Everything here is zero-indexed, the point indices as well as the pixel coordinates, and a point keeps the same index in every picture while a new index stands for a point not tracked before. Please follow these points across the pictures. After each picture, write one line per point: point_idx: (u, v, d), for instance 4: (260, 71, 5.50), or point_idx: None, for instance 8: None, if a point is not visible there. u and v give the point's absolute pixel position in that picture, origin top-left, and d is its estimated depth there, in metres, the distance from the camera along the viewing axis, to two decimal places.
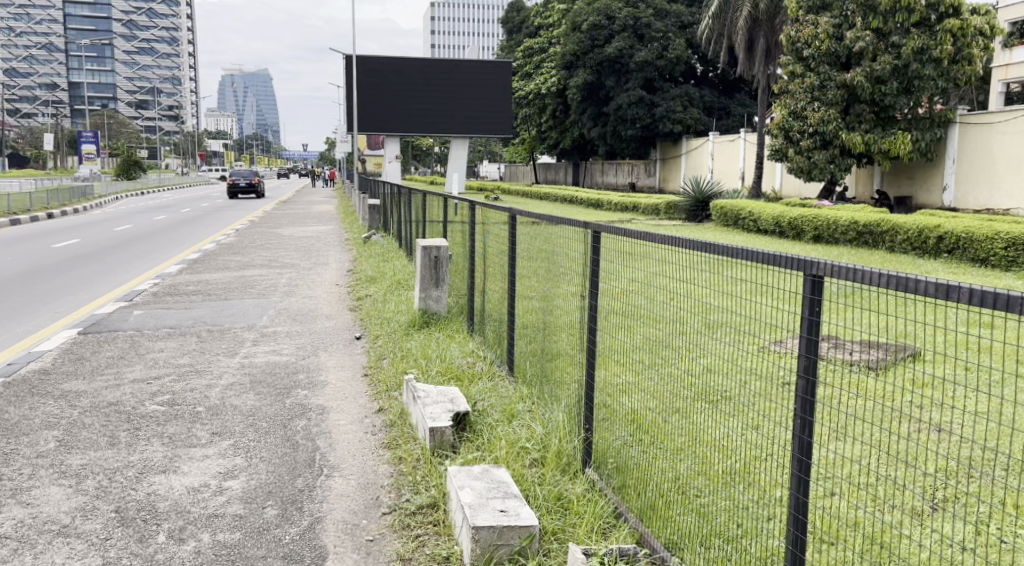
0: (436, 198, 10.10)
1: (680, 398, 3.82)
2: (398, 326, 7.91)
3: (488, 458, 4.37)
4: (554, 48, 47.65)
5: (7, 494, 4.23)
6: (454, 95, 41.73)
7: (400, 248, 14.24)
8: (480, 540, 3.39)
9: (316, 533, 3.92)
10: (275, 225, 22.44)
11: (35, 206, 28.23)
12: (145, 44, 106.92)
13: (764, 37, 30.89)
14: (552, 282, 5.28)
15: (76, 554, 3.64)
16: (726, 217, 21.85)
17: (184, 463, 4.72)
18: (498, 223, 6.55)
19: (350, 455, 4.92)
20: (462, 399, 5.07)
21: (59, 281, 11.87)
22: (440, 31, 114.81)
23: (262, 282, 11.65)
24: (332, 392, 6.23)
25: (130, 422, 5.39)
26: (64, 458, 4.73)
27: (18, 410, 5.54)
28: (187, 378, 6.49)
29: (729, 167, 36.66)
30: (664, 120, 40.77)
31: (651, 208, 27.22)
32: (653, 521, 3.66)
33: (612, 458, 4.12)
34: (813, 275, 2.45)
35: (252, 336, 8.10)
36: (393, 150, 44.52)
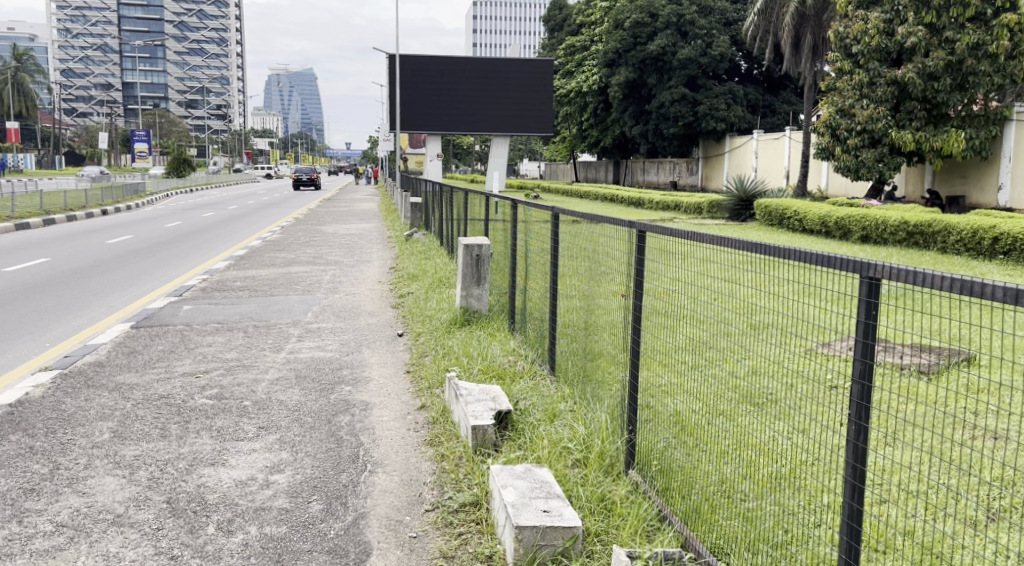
0: (478, 196, 10.12)
1: (723, 401, 3.80)
2: (440, 324, 7.93)
3: (529, 458, 4.37)
4: (596, 45, 47.45)
5: (64, 483, 4.34)
6: (495, 93, 41.79)
7: (442, 246, 14.31)
8: (522, 540, 3.40)
9: (361, 528, 3.95)
10: (318, 224, 22.61)
11: (90, 203, 28.94)
12: (196, 45, 109.19)
13: (811, 33, 30.39)
14: (594, 281, 5.26)
15: (129, 544, 3.73)
16: (771, 216, 21.59)
17: (232, 456, 4.80)
18: (540, 221, 6.53)
19: (393, 451, 4.96)
20: (504, 397, 5.08)
21: (112, 276, 12.14)
22: (482, 31, 115.40)
23: (307, 279, 11.81)
24: (375, 388, 6.29)
25: (180, 415, 5.49)
26: (119, 449, 4.85)
27: (75, 402, 5.68)
28: (235, 372, 6.62)
29: (773, 166, 36.15)
30: (707, 118, 40.40)
31: (693, 207, 27.03)
32: (699, 524, 3.62)
33: (655, 460, 4.07)
34: (869, 278, 2.40)
35: (297, 332, 8.19)
36: (435, 148, 44.82)
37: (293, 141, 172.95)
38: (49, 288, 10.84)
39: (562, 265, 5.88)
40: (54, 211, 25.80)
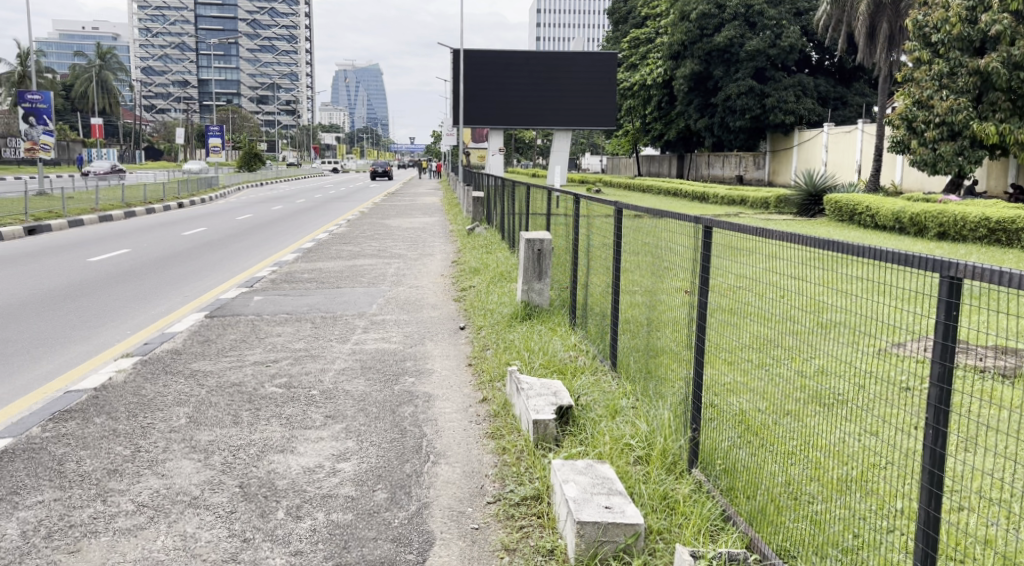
0: (540, 191, 10.15)
1: (789, 401, 3.77)
2: (502, 318, 8.01)
3: (591, 454, 4.36)
4: (661, 38, 46.93)
5: (144, 465, 4.52)
6: (560, 87, 41.64)
7: (504, 240, 14.38)
8: (583, 535, 3.42)
9: (424, 518, 4.02)
10: (383, 217, 23.01)
11: (168, 196, 29.85)
12: (267, 42, 111.78)
13: (887, 22, 29.55)
14: (657, 276, 5.29)
15: (205, 525, 3.86)
16: (841, 211, 21.13)
17: (301, 443, 4.93)
18: (603, 215, 6.54)
19: (455, 443, 5.03)
20: (566, 393, 5.09)
21: (189, 267, 12.47)
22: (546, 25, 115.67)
23: (372, 271, 11.99)
24: (437, 380, 6.36)
25: (252, 402, 5.66)
26: (194, 434, 5.02)
27: (154, 387, 5.90)
28: (303, 362, 6.78)
29: (845, 161, 35.24)
30: (775, 110, 39.68)
31: (760, 203, 26.65)
32: (763, 525, 3.58)
33: (719, 459, 4.03)
34: (950, 277, 2.35)
35: (362, 324, 8.34)
36: (496, 143, 45.16)
37: (359, 136, 176.01)
38: (131, 278, 11.22)
39: (624, 260, 5.88)
40: (134, 203, 26.68)
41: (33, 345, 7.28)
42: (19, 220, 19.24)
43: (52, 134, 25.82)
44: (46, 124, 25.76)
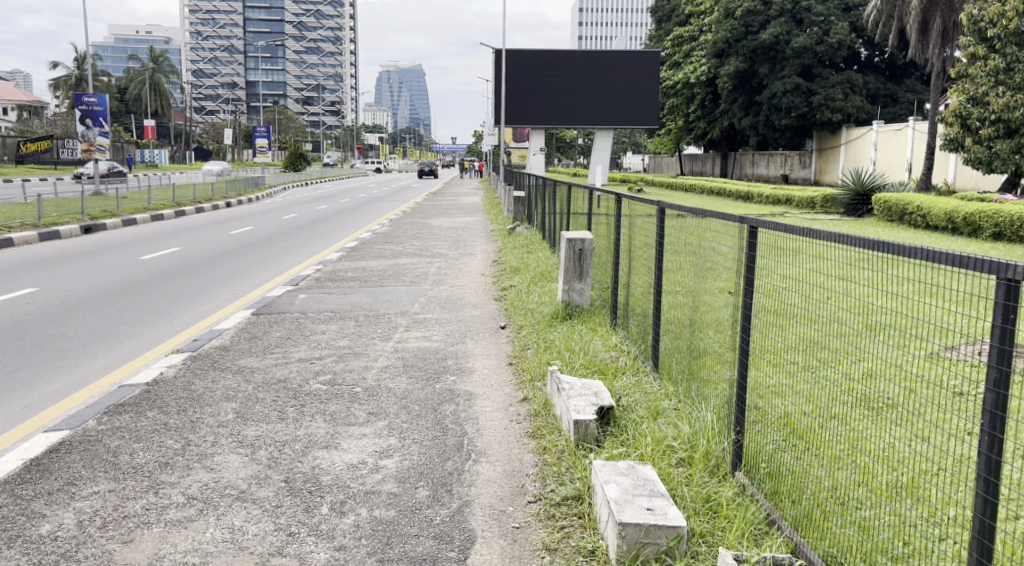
0: (582, 191, 10.10)
1: (836, 404, 3.73)
2: (542, 318, 8.00)
3: (633, 455, 4.34)
4: (705, 36, 46.51)
5: (193, 459, 4.61)
6: (602, 86, 41.50)
7: (545, 239, 14.37)
8: (625, 537, 3.41)
9: (465, 515, 4.05)
10: (425, 216, 23.16)
11: (216, 195, 30.35)
12: (312, 43, 113.13)
13: (940, 17, 28.94)
14: (699, 277, 5.25)
15: (252, 518, 3.93)
16: (891, 211, 20.75)
17: (344, 440, 4.99)
18: (645, 215, 6.54)
19: (496, 442, 5.05)
20: (606, 393, 5.08)
21: (236, 265, 12.64)
22: (587, 24, 115.20)
23: (414, 270, 12.06)
24: (478, 379, 6.39)
25: (297, 399, 5.74)
26: (241, 429, 5.11)
27: (202, 383, 6.01)
28: (347, 359, 6.86)
29: (895, 159, 34.52)
30: (822, 108, 39.01)
31: (806, 202, 26.27)
32: (810, 530, 3.52)
33: (762, 462, 3.98)
34: (1008, 280, 2.30)
35: (404, 322, 8.40)
36: (538, 142, 45.14)
37: (402, 137, 177.23)
38: (180, 276, 11.41)
39: (667, 261, 5.84)
40: (184, 202, 27.17)
41: (87, 340, 7.47)
42: (77, 220, 19.73)
43: (107, 136, 26.43)
44: (101, 125, 26.37)
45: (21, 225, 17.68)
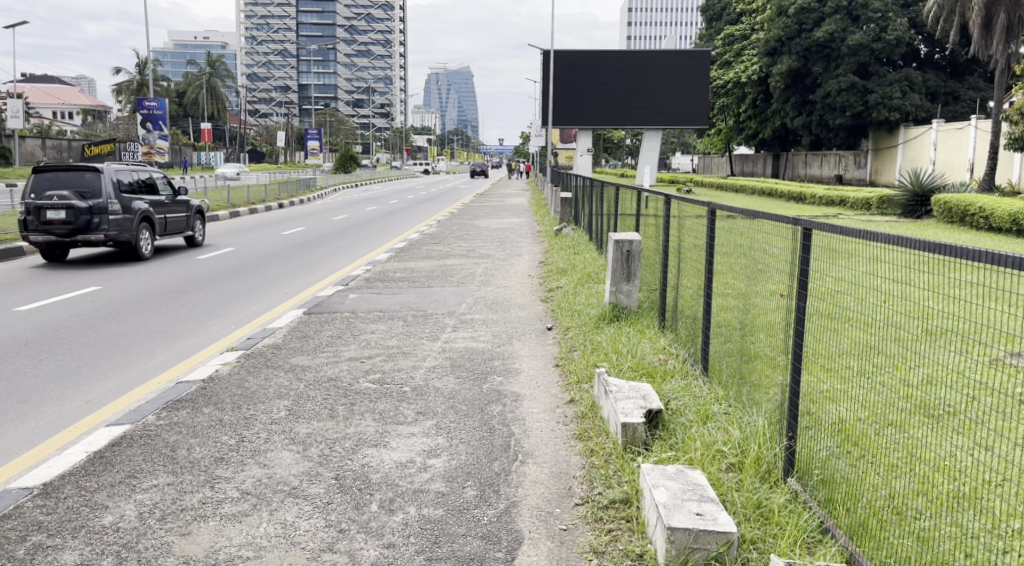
0: (630, 190, 10.06)
1: (893, 410, 3.64)
2: (589, 319, 7.98)
3: (682, 459, 4.31)
4: (756, 34, 45.91)
5: (247, 455, 4.70)
6: (651, 86, 41.25)
7: (592, 239, 14.40)
8: (674, 542, 3.39)
9: (513, 516, 4.05)
10: (474, 216, 23.30)
11: (269, 197, 30.90)
12: (364, 47, 114.74)
13: (1005, 13, 28.20)
14: (751, 278, 5.21)
15: (304, 514, 3.99)
16: (950, 212, 20.27)
17: (393, 438, 5.03)
18: (694, 217, 6.52)
19: (542, 443, 5.04)
20: (655, 397, 5.03)
21: (289, 265, 12.81)
22: (636, 24, 114.83)
23: (461, 271, 12.11)
24: (526, 380, 6.39)
25: (347, 397, 5.81)
26: (293, 426, 5.19)
27: (256, 380, 6.12)
28: (396, 358, 6.92)
29: (955, 158, 33.68)
30: (879, 107, 38.20)
31: (861, 203, 25.77)
32: (866, 540, 3.47)
33: (817, 469, 3.90)
34: None
35: (452, 323, 8.44)
36: (586, 143, 45.00)
37: (451, 138, 178.59)
38: (235, 276, 11.61)
39: (717, 263, 5.80)
40: (239, 203, 27.72)
41: (146, 337, 7.66)
42: None
43: (167, 139, 27.12)
44: (162, 129, 27.07)
45: None
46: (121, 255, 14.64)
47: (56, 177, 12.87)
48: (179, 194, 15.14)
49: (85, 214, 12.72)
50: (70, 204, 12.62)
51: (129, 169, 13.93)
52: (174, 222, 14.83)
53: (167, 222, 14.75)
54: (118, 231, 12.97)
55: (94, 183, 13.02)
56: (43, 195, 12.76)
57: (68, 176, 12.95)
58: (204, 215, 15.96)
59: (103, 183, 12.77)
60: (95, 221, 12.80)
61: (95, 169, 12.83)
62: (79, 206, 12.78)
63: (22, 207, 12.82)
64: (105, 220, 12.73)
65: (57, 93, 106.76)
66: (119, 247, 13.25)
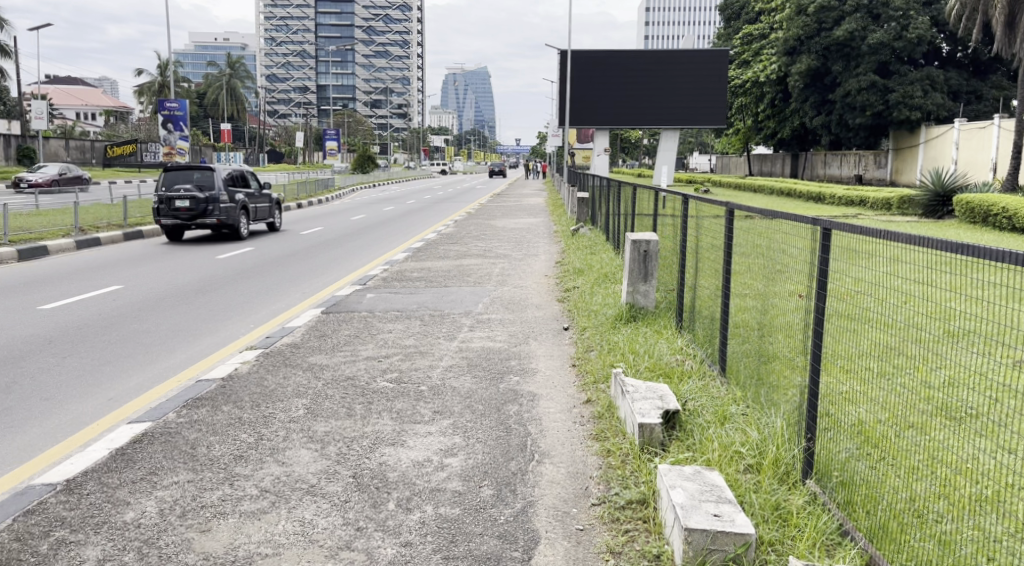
0: (647, 191, 10.04)
1: (912, 411, 3.62)
2: (606, 319, 7.96)
3: (699, 460, 4.29)
4: (775, 33, 45.66)
5: (266, 453, 4.72)
6: (668, 86, 41.11)
7: (609, 239, 14.37)
8: (691, 543, 3.37)
9: (530, 516, 4.06)
10: (490, 217, 23.31)
11: (288, 197, 31.09)
12: (382, 48, 115.15)
13: None
14: (769, 280, 5.19)
15: (322, 512, 4.01)
16: (973, 212, 20.05)
17: (411, 438, 5.04)
18: (713, 217, 6.47)
19: (559, 443, 5.04)
20: (672, 397, 5.02)
21: (307, 265, 12.86)
22: (654, 23, 114.52)
23: (478, 271, 12.13)
24: (542, 380, 6.39)
25: (364, 396, 5.83)
26: (312, 424, 5.22)
27: (275, 379, 6.17)
28: (413, 358, 6.94)
29: (977, 158, 33.32)
30: (899, 106, 37.89)
31: (881, 203, 25.60)
32: (886, 542, 3.44)
33: (835, 471, 3.89)
34: None
35: (468, 322, 8.44)
36: (603, 143, 44.95)
37: (468, 139, 178.93)
38: (254, 275, 11.65)
39: (735, 263, 5.78)
40: None
41: (167, 336, 7.72)
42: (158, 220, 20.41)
43: (187, 140, 27.31)
44: (182, 130, 27.26)
45: (108, 225, 18.45)
46: (220, 236, 18.10)
47: (181, 173, 16.33)
48: (264, 188, 18.52)
49: (203, 203, 16.18)
50: (193, 195, 16.10)
51: (229, 167, 17.31)
52: (261, 211, 18.23)
53: (257, 210, 18.15)
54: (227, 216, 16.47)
55: (209, 178, 16.47)
56: (171, 188, 16.23)
57: (189, 173, 16.42)
58: (280, 205, 19.38)
59: (215, 179, 16.21)
60: (210, 209, 16.27)
61: (210, 168, 16.24)
62: (199, 196, 16.25)
63: (154, 197, 16.31)
64: (217, 207, 16.16)
65: (79, 94, 107.92)
66: (226, 228, 16.75)
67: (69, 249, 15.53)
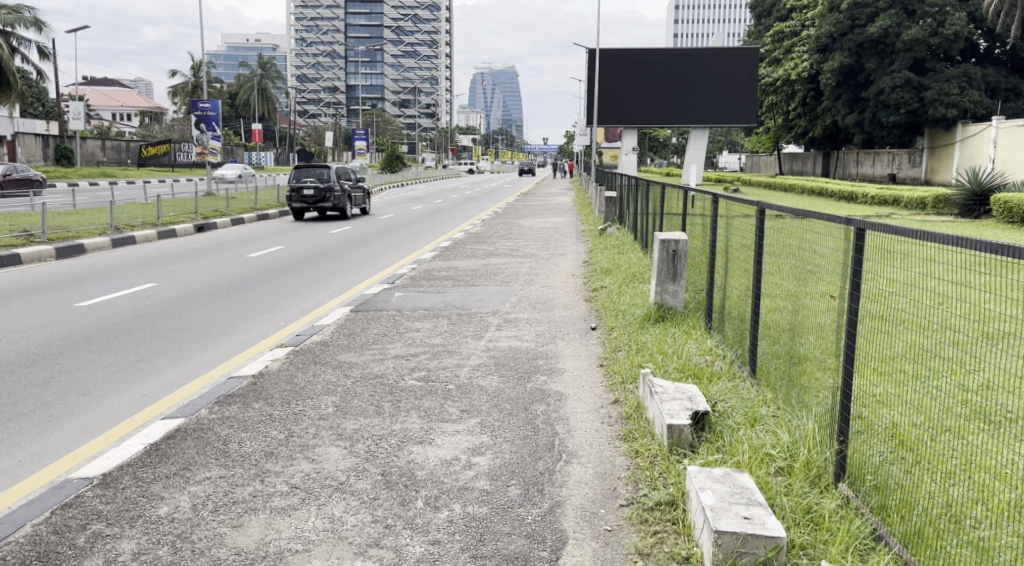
0: (676, 190, 9.98)
1: (948, 415, 3.55)
2: (633, 319, 7.91)
3: (729, 462, 4.25)
4: (807, 30, 45.19)
5: (295, 450, 4.75)
6: (697, 85, 40.83)
7: (637, 239, 14.27)
8: (721, 545, 3.34)
9: (557, 516, 4.04)
10: (516, 217, 23.29)
11: None
12: (411, 48, 115.63)
13: None
14: (800, 281, 5.13)
15: (351, 510, 4.03)
16: (1011, 212, 19.70)
17: (438, 436, 5.05)
18: (744, 216, 6.41)
19: (587, 443, 5.02)
20: (702, 398, 4.98)
21: (336, 264, 12.94)
22: (684, 22, 113.84)
23: (505, 270, 12.13)
24: (569, 380, 6.38)
25: (393, 394, 5.85)
26: (341, 422, 5.25)
27: (304, 376, 6.22)
28: (441, 356, 6.96)
29: (1015, 157, 32.21)
30: (935, 104, 37.34)
31: (916, 202, 25.26)
32: (921, 548, 3.39)
33: (868, 475, 3.83)
34: None
35: (496, 322, 8.45)
36: (631, 142, 44.78)
37: (495, 138, 179.08)
38: (284, 274, 11.74)
39: (765, 263, 5.73)
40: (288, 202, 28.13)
41: (200, 333, 7.80)
42: (190, 218, 20.64)
43: (219, 140, 27.58)
44: (214, 130, 27.55)
45: (142, 224, 18.56)
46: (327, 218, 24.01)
47: (306, 170, 22.32)
48: (359, 182, 24.60)
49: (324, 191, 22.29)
50: (317, 185, 22.21)
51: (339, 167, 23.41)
52: (358, 198, 24.29)
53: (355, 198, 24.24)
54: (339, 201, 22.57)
55: (326, 174, 22.48)
56: (300, 181, 22.30)
57: (313, 169, 22.44)
58: (369, 195, 25.40)
59: (332, 174, 22.30)
60: (329, 196, 22.37)
61: (328, 166, 22.22)
62: (320, 187, 22.33)
63: (288, 187, 22.43)
64: (334, 194, 22.21)
65: (114, 94, 109.74)
66: (338, 210, 22.86)
67: (105, 247, 15.71)
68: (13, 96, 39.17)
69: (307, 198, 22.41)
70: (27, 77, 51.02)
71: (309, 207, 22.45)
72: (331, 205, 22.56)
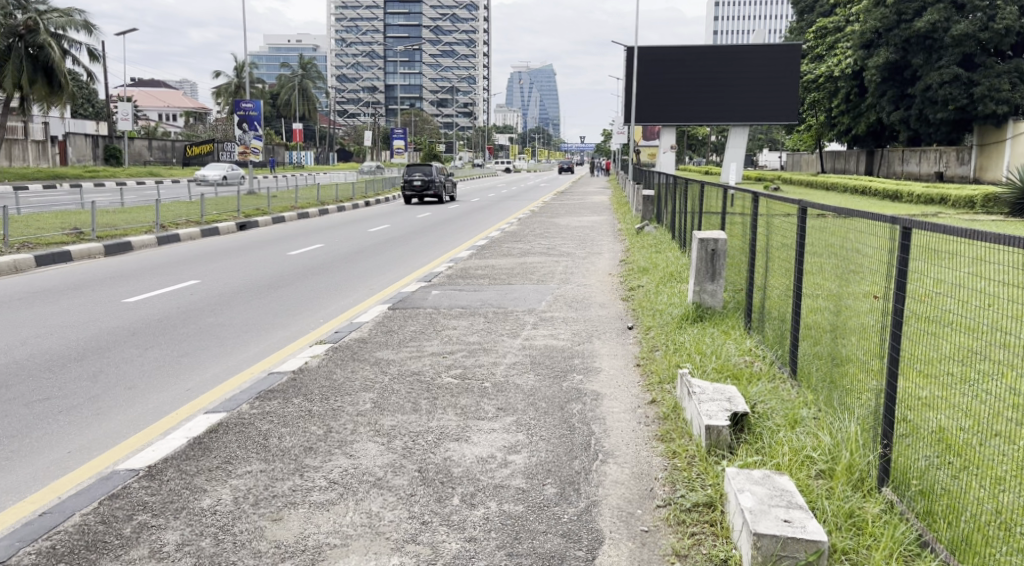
0: (715, 189, 9.85)
1: (998, 419, 3.45)
2: (671, 319, 7.82)
3: (769, 464, 4.19)
4: (851, 26, 44.48)
5: (334, 445, 4.78)
6: (737, 82, 40.31)
7: (674, 239, 14.08)
8: (761, 547, 3.29)
9: (593, 516, 4.01)
10: (553, 216, 23.16)
11: (356, 194, 31.56)
12: (450, 47, 116.04)
13: None
14: (843, 281, 5.03)
15: (388, 505, 4.04)
16: None
17: (475, 434, 5.05)
18: (785, 215, 6.30)
19: (623, 443, 4.98)
20: (740, 399, 4.91)
21: (373, 262, 13.00)
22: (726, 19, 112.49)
23: (541, 269, 12.09)
24: (606, 379, 6.34)
25: (429, 391, 5.87)
26: (378, 418, 5.27)
27: (343, 372, 6.27)
28: (477, 354, 6.96)
29: None
30: (985, 100, 36.59)
31: (963, 201, 24.82)
32: (970, 556, 3.30)
33: (914, 479, 3.74)
34: None
35: (532, 320, 8.45)
36: (668, 140, 44.52)
37: (532, 137, 179.12)
38: (323, 272, 11.82)
39: (806, 262, 5.65)
40: (328, 201, 28.37)
41: (241, 329, 7.90)
42: (233, 216, 20.98)
43: (261, 139, 27.89)
44: (257, 130, 27.87)
45: (185, 222, 18.88)
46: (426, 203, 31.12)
47: (415, 167, 29.49)
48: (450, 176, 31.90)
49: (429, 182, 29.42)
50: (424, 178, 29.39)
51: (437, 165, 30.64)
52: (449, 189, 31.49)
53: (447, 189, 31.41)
54: (439, 188, 29.88)
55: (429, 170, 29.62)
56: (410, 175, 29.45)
57: (420, 167, 29.66)
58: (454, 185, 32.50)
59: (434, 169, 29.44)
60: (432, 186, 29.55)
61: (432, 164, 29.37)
62: (426, 179, 29.52)
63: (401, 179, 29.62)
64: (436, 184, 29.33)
65: (162, 95, 112.15)
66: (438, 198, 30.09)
67: (151, 245, 16.01)
68: (66, 97, 40.19)
69: (416, 187, 29.58)
70: (79, 77, 52.32)
71: (416, 194, 29.59)
72: (433, 194, 29.74)
